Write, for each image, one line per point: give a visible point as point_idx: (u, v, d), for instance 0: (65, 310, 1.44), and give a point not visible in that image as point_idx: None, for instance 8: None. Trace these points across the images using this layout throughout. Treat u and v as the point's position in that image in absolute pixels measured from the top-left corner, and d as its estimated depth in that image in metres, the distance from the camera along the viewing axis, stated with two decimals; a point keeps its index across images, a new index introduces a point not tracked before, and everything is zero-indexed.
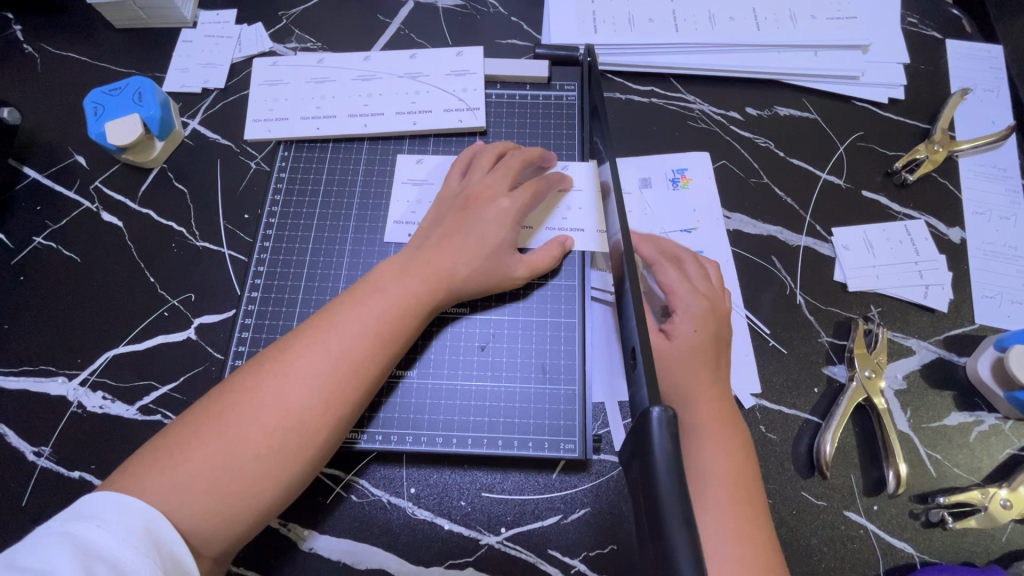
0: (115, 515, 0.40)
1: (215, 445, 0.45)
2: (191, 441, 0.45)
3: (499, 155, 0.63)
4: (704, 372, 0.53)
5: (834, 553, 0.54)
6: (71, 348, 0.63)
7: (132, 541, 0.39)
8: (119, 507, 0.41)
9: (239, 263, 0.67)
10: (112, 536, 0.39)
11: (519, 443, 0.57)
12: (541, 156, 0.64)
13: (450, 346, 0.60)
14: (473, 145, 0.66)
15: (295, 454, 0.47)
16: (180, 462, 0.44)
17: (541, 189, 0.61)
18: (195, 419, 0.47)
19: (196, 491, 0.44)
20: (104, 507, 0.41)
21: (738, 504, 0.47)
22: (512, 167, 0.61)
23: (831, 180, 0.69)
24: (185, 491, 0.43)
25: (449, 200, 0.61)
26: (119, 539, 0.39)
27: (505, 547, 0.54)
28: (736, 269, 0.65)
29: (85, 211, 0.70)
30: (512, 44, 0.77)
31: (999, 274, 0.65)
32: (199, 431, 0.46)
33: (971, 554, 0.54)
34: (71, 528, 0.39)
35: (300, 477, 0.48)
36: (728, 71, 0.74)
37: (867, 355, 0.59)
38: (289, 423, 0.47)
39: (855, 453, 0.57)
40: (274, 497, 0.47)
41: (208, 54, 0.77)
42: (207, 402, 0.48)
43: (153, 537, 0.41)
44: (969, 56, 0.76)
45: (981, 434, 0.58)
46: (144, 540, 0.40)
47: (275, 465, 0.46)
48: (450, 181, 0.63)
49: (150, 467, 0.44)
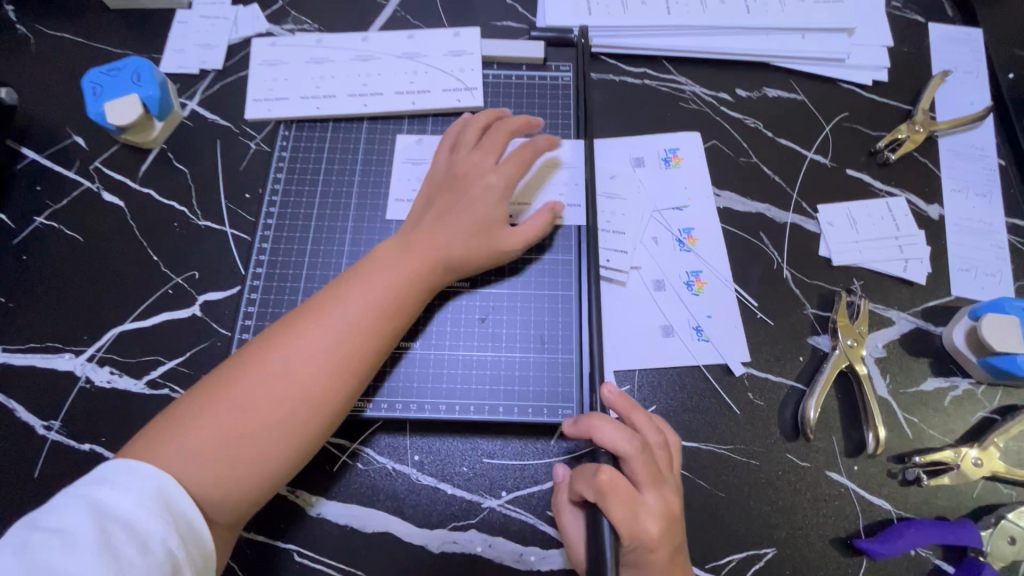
0: (130, 481, 0.42)
1: (224, 416, 0.47)
2: (199, 412, 0.47)
3: (485, 128, 0.64)
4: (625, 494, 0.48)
5: (816, 510, 0.57)
6: (77, 324, 0.65)
7: (145, 502, 0.41)
8: (134, 471, 0.42)
9: (241, 241, 0.68)
10: (127, 498, 0.41)
11: (519, 409, 0.59)
12: (527, 125, 0.65)
13: (452, 317, 0.62)
14: (458, 120, 0.67)
15: (299, 426, 0.49)
16: (191, 432, 0.46)
17: (528, 157, 0.62)
18: (202, 393, 0.49)
19: (204, 461, 0.45)
20: (120, 471, 0.42)
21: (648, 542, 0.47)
22: (500, 140, 0.63)
23: (817, 159, 0.72)
24: (195, 459, 0.45)
25: (440, 179, 0.63)
26: (135, 502, 0.41)
27: (507, 510, 0.57)
28: (725, 245, 0.67)
29: (86, 191, 0.70)
30: (508, 26, 0.78)
31: (975, 248, 0.68)
32: (206, 403, 0.48)
33: (943, 510, 0.58)
34: (90, 491, 0.41)
35: (304, 449, 0.50)
36: (719, 53, 0.76)
37: (849, 326, 0.62)
38: (292, 396, 0.49)
39: (836, 417, 0.60)
40: (279, 468, 0.48)
41: (204, 35, 0.77)
42: (214, 377, 0.50)
43: (166, 498, 0.42)
44: (949, 39, 0.78)
45: (955, 398, 0.62)
46: (158, 503, 0.42)
47: (279, 436, 0.48)
48: (439, 160, 0.64)
49: (162, 438, 0.46)
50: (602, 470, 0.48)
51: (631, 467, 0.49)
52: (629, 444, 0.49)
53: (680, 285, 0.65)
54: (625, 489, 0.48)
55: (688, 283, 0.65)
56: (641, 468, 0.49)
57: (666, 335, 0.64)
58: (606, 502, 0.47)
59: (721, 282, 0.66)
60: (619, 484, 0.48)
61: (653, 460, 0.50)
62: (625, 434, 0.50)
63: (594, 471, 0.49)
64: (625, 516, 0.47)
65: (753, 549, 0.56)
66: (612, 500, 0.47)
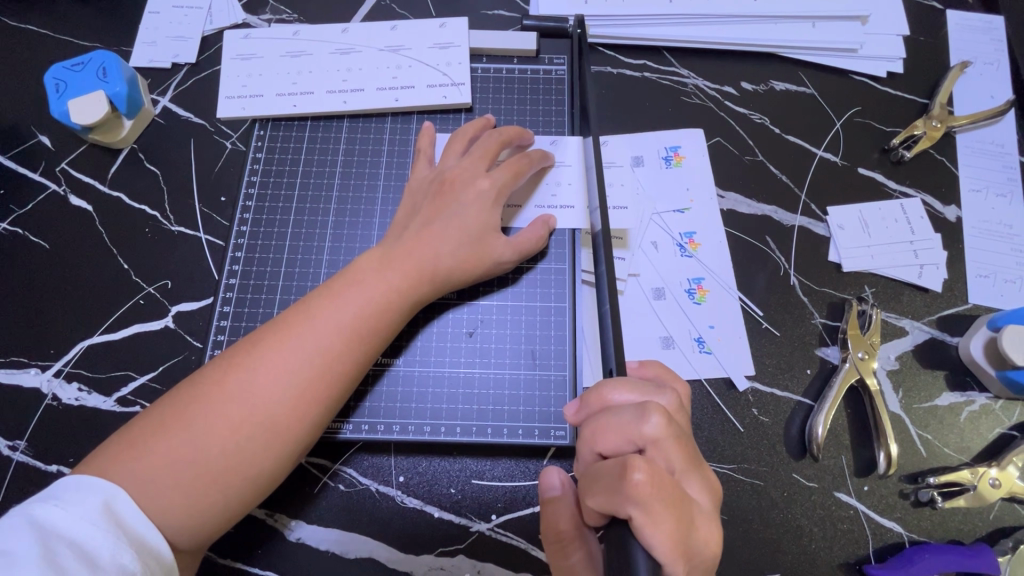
0: (76, 496, 0.39)
1: (184, 437, 0.44)
2: (158, 431, 0.44)
3: (473, 138, 0.61)
4: (668, 499, 0.37)
5: (824, 533, 0.54)
6: (44, 338, 0.61)
7: (92, 517, 0.39)
8: (81, 488, 0.40)
9: (216, 247, 0.64)
10: (72, 513, 0.38)
11: (509, 431, 0.56)
12: (519, 135, 0.60)
13: (438, 332, 0.58)
14: (426, 126, 0.63)
15: (262, 452, 0.45)
16: (147, 453, 0.43)
17: (524, 167, 0.58)
18: (161, 411, 0.45)
19: (159, 485, 0.42)
20: (68, 488, 0.40)
21: (694, 550, 0.38)
22: (490, 148, 0.58)
23: (827, 158, 0.67)
24: (151, 482, 0.42)
25: (423, 187, 0.58)
26: (80, 518, 0.38)
27: (497, 534, 0.54)
28: (729, 250, 0.63)
29: (52, 195, 0.66)
30: (499, 15, 0.73)
31: (994, 253, 0.64)
32: (167, 421, 0.44)
33: (958, 533, 0.55)
34: (34, 509, 0.39)
35: (269, 476, 0.46)
36: (723, 44, 0.71)
37: (860, 337, 0.59)
38: (257, 420, 0.45)
39: (845, 435, 0.57)
40: (242, 495, 0.45)
41: (176, 26, 0.73)
42: (178, 393, 0.46)
43: (114, 513, 0.40)
44: (969, 28, 0.74)
45: (971, 414, 0.58)
46: (105, 517, 0.39)
47: (240, 462, 0.45)
48: (421, 169, 0.60)
49: (118, 457, 0.43)
50: (635, 468, 0.37)
51: (664, 452, 0.39)
52: (652, 428, 0.39)
53: (681, 293, 0.62)
54: (668, 487, 0.38)
55: (689, 291, 0.62)
56: (677, 453, 0.39)
57: (665, 347, 0.60)
58: (651, 513, 0.36)
59: (724, 290, 0.62)
60: (661, 483, 0.37)
61: (685, 436, 0.41)
62: (644, 414, 0.40)
63: (623, 473, 0.37)
64: (675, 525, 0.37)
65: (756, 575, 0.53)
66: (657, 507, 0.36)
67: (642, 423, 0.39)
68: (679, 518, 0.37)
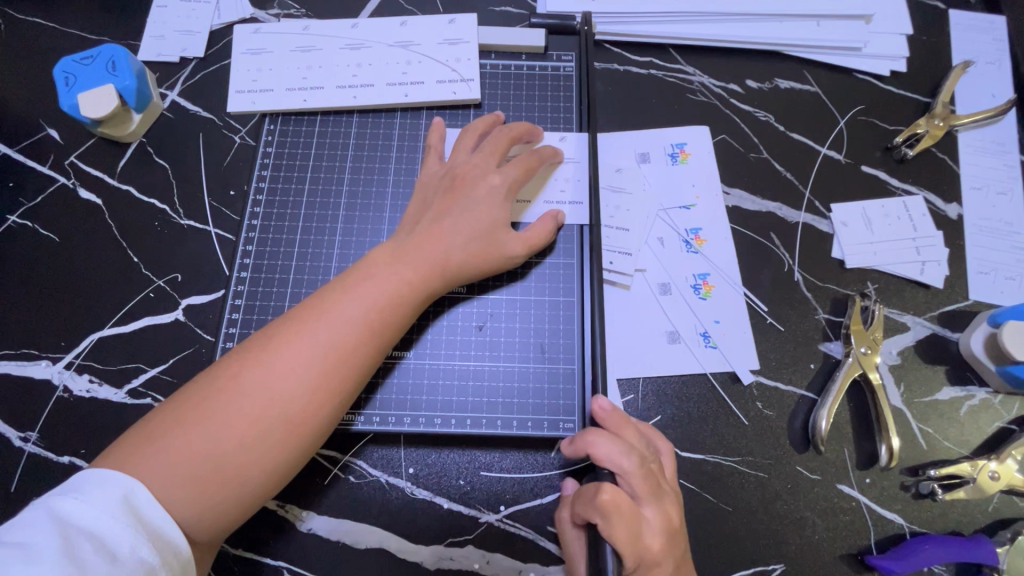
0: (97, 489, 0.40)
1: (200, 430, 0.44)
2: (176, 425, 0.44)
3: (484, 134, 0.61)
4: (627, 520, 0.45)
5: (826, 525, 0.55)
6: (55, 330, 0.61)
7: (113, 511, 0.39)
8: (102, 482, 0.40)
9: (225, 241, 0.65)
10: (93, 507, 0.39)
11: (519, 423, 0.56)
12: (528, 131, 0.61)
13: (448, 325, 0.59)
14: (436, 122, 0.63)
15: (278, 445, 0.46)
16: (165, 446, 0.43)
17: (534, 164, 0.59)
18: (179, 404, 0.46)
19: (177, 479, 0.43)
20: (89, 480, 0.40)
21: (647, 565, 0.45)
22: (499, 143, 0.59)
23: (831, 155, 0.68)
24: (168, 476, 0.42)
25: (433, 183, 0.59)
26: (101, 512, 0.39)
27: (506, 525, 0.55)
28: (734, 246, 0.64)
29: (61, 187, 0.66)
30: (507, 12, 0.74)
31: (995, 250, 0.65)
32: (183, 415, 0.45)
33: (958, 524, 0.56)
34: (56, 502, 0.39)
35: (284, 469, 0.47)
36: (729, 42, 0.72)
37: (863, 332, 0.60)
38: (272, 413, 0.46)
39: (848, 428, 0.58)
40: (257, 488, 0.46)
41: (184, 20, 0.73)
42: (194, 387, 0.47)
43: (134, 508, 0.40)
44: (971, 27, 0.74)
45: (971, 408, 0.59)
46: (126, 511, 0.40)
47: (256, 456, 0.45)
48: (432, 165, 0.61)
49: (136, 451, 0.43)
50: (603, 488, 0.45)
51: (631, 483, 0.46)
52: (626, 462, 0.47)
53: (686, 288, 0.62)
54: (629, 508, 0.45)
55: (695, 287, 0.63)
56: (644, 485, 0.46)
57: (671, 342, 0.61)
58: (610, 524, 0.44)
59: (729, 286, 0.63)
60: (624, 505, 0.45)
61: (656, 474, 0.48)
62: (623, 450, 0.47)
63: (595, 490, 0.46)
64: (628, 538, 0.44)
65: (760, 565, 0.54)
66: (615, 520, 0.44)
67: (619, 455, 0.47)
68: (634, 533, 0.45)
